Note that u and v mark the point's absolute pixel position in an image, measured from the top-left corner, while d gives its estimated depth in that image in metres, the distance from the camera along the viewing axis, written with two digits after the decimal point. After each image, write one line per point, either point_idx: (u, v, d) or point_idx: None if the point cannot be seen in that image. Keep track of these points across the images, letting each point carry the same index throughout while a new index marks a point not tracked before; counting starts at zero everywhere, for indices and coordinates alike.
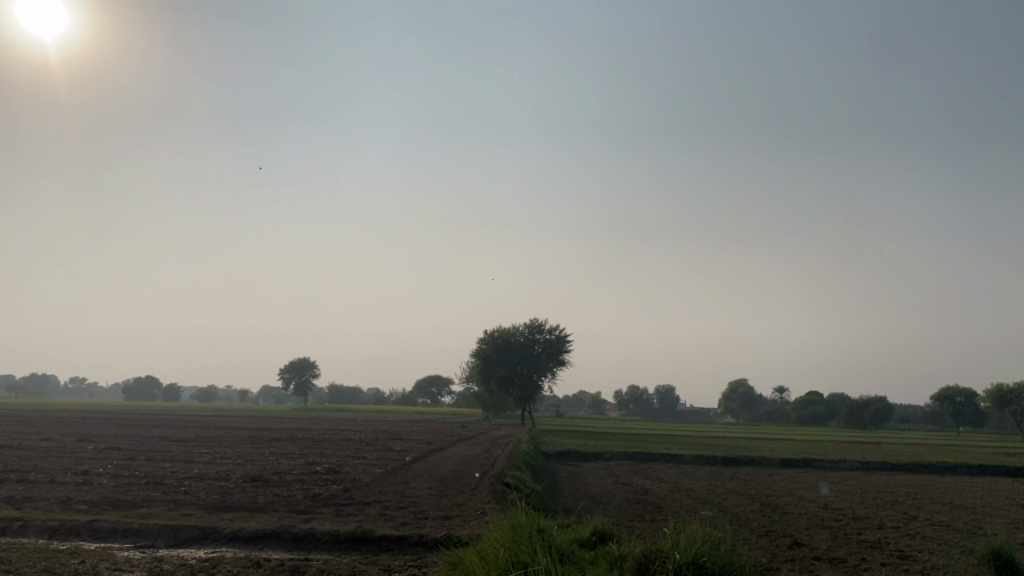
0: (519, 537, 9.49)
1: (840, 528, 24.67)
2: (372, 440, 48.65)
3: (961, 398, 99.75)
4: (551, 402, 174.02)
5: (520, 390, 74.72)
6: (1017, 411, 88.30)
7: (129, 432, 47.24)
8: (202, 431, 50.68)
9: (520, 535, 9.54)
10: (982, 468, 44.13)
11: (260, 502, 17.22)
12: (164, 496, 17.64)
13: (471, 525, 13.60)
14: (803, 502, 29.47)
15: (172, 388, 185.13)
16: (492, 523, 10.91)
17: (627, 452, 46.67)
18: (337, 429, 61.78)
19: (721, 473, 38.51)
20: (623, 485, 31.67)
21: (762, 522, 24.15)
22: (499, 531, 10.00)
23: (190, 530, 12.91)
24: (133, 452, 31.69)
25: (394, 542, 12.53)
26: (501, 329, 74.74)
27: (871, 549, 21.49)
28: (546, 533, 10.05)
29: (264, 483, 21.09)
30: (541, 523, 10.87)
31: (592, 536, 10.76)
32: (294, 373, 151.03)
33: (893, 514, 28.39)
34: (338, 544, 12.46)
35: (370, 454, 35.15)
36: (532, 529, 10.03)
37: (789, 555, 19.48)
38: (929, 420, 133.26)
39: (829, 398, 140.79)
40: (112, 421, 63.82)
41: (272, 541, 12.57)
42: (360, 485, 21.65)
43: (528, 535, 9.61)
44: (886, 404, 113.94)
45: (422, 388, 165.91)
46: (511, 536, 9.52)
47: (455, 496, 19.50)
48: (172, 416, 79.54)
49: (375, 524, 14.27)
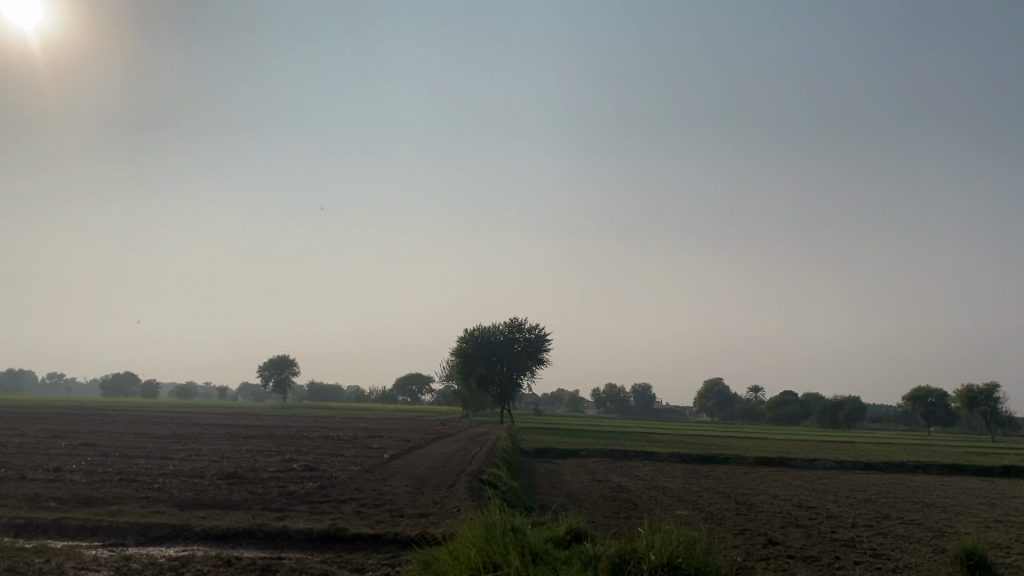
0: (492, 537, 9.43)
1: (815, 527, 24.80)
2: (349, 437, 48.47)
3: (932, 398, 100.68)
4: (530, 400, 174.20)
5: (499, 388, 74.70)
6: (987, 410, 89.42)
7: (101, 428, 46.69)
8: (177, 428, 50.23)
9: (493, 535, 9.49)
10: (953, 468, 44.62)
11: (233, 499, 17.04)
12: (135, 493, 17.40)
13: (446, 523, 13.53)
14: (778, 501, 29.65)
15: (149, 383, 183.44)
16: (467, 522, 10.84)
17: (604, 450, 46.76)
18: (315, 426, 61.45)
19: (697, 471, 38.67)
20: (600, 482, 31.68)
21: (738, 520, 24.26)
22: (472, 531, 9.92)
23: (159, 529, 12.71)
24: (106, 448, 31.29)
25: (367, 541, 12.43)
26: (481, 328, 74.64)
27: (844, 548, 21.63)
28: (520, 532, 9.99)
29: (238, 481, 20.89)
30: (516, 522, 10.82)
31: (568, 535, 10.68)
32: (272, 370, 150.14)
33: (866, 513, 28.63)
34: (311, 543, 12.34)
35: (347, 452, 34.97)
36: (506, 529, 9.97)
37: (763, 554, 19.56)
38: (902, 419, 134.59)
39: (804, 397, 141.87)
40: (87, 417, 63.09)
41: (243, 539, 12.41)
42: (335, 482, 21.51)
43: (500, 535, 9.55)
44: (859, 403, 115.04)
45: (401, 386, 165.53)
46: (484, 536, 9.46)
47: (431, 494, 19.40)
48: (147, 413, 78.77)
49: (349, 522, 14.15)
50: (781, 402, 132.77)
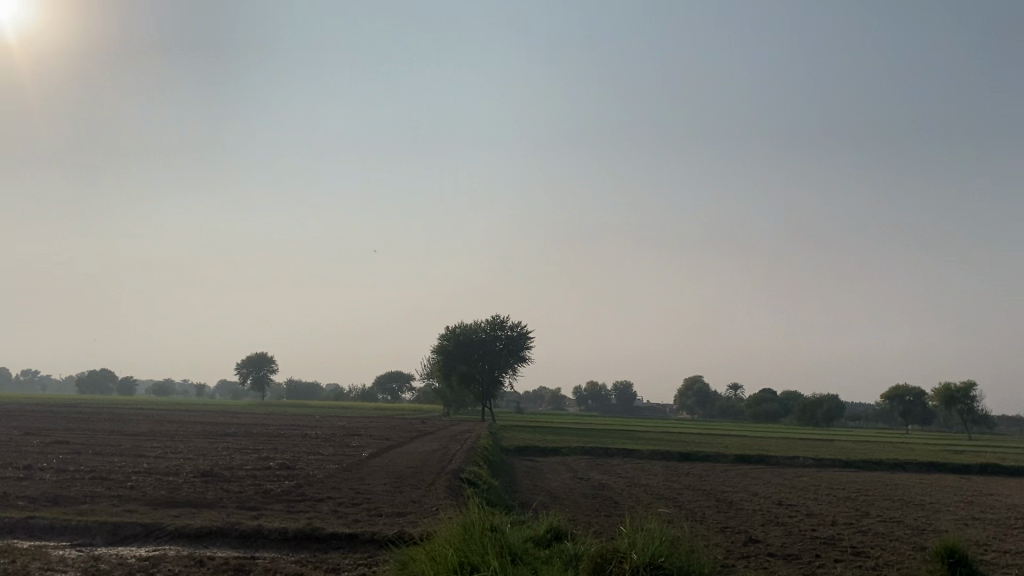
0: (470, 537, 9.19)
1: (795, 525, 24.78)
2: (328, 435, 48.03)
3: (909, 396, 101.41)
4: (511, 398, 174.07)
5: (481, 386, 74.51)
6: (963, 409, 90.20)
7: (75, 425, 46.05)
8: (154, 426, 49.53)
9: (471, 535, 9.25)
10: (931, 466, 44.89)
11: (208, 498, 16.73)
12: (107, 491, 17.04)
13: (424, 523, 13.33)
14: (758, 498, 29.60)
15: (126, 380, 181.60)
16: (445, 522, 10.63)
17: (585, 447, 46.67)
18: (295, 425, 60.90)
19: (677, 469, 38.65)
20: (580, 480, 31.59)
21: (718, 518, 24.18)
22: (449, 531, 9.70)
23: (130, 528, 12.40)
24: (80, 446, 30.78)
25: (344, 540, 12.18)
26: (462, 325, 74.33)
27: (824, 546, 21.61)
28: (498, 531, 9.78)
29: (214, 479, 20.55)
30: (495, 521, 10.60)
31: (549, 534, 10.47)
32: (251, 368, 149.09)
33: (845, 510, 28.65)
34: (287, 542, 12.08)
35: (325, 450, 34.66)
36: (484, 528, 9.76)
37: (744, 552, 19.49)
38: (880, 417, 135.64)
39: (783, 396, 142.71)
40: (62, 415, 62.17)
41: (217, 539, 12.13)
42: (313, 481, 21.23)
43: (477, 535, 9.32)
44: (838, 402, 115.72)
45: (382, 384, 164.91)
46: (461, 536, 9.22)
47: (410, 492, 19.16)
48: (124, 410, 77.82)
49: (325, 521, 13.89)
50: (761, 400, 133.46)
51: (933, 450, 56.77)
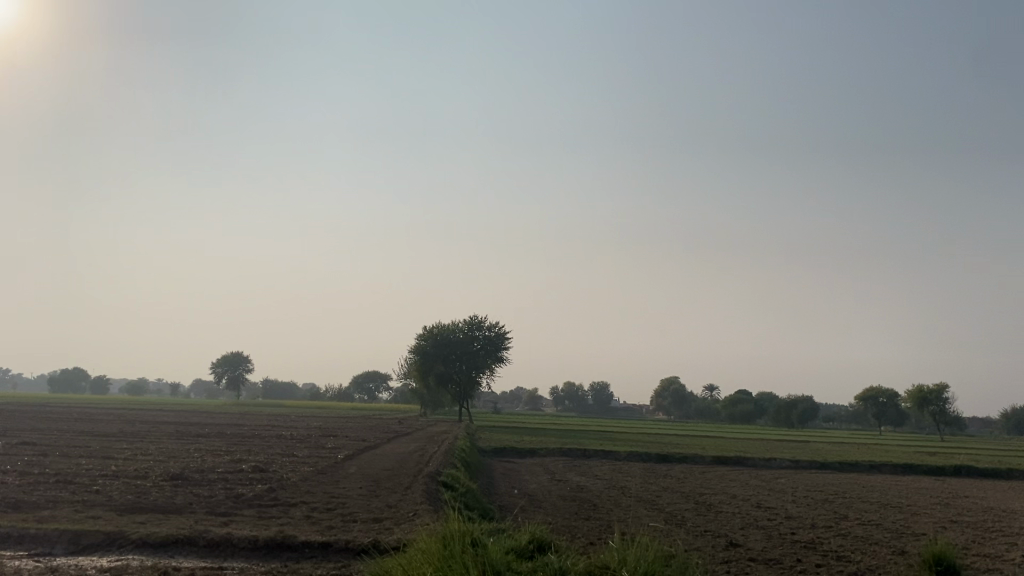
0: (451, 554, 8.76)
1: (774, 527, 24.65)
2: (303, 435, 47.39)
3: (882, 398, 102.12)
4: (489, 399, 173.56)
5: (458, 386, 74.00)
6: (936, 410, 91.01)
7: (43, 426, 45.15)
8: (125, 425, 48.61)
9: (451, 550, 8.82)
10: (906, 467, 45.07)
11: (178, 503, 16.22)
12: (72, 496, 16.49)
13: (401, 530, 12.96)
14: (736, 501, 29.42)
15: (99, 379, 179.16)
16: (422, 532, 10.24)
17: (563, 448, 46.40)
18: (269, 425, 59.99)
19: (655, 470, 38.46)
20: (559, 482, 31.28)
21: (698, 522, 23.99)
22: (428, 541, 9.37)
23: (92, 536, 11.85)
24: (45, 447, 30.00)
25: (317, 549, 11.75)
26: (440, 326, 73.84)
27: (805, 550, 21.41)
28: (478, 545, 9.37)
29: (185, 482, 20.00)
30: (474, 532, 10.21)
31: (532, 545, 10.09)
32: (226, 367, 147.62)
33: (824, 513, 28.52)
34: (257, 551, 11.60)
35: (300, 451, 34.11)
36: (465, 541, 9.39)
37: (725, 557, 19.27)
38: (854, 419, 136.69)
39: (759, 396, 143.43)
40: (31, 413, 60.91)
41: (183, 547, 11.61)
42: (286, 484, 20.73)
43: (459, 549, 8.94)
44: (813, 403, 116.49)
45: (359, 384, 164.00)
46: (440, 555, 8.79)
47: (385, 497, 18.72)
48: (94, 409, 76.37)
49: (298, 528, 13.46)
50: (737, 401, 134.08)
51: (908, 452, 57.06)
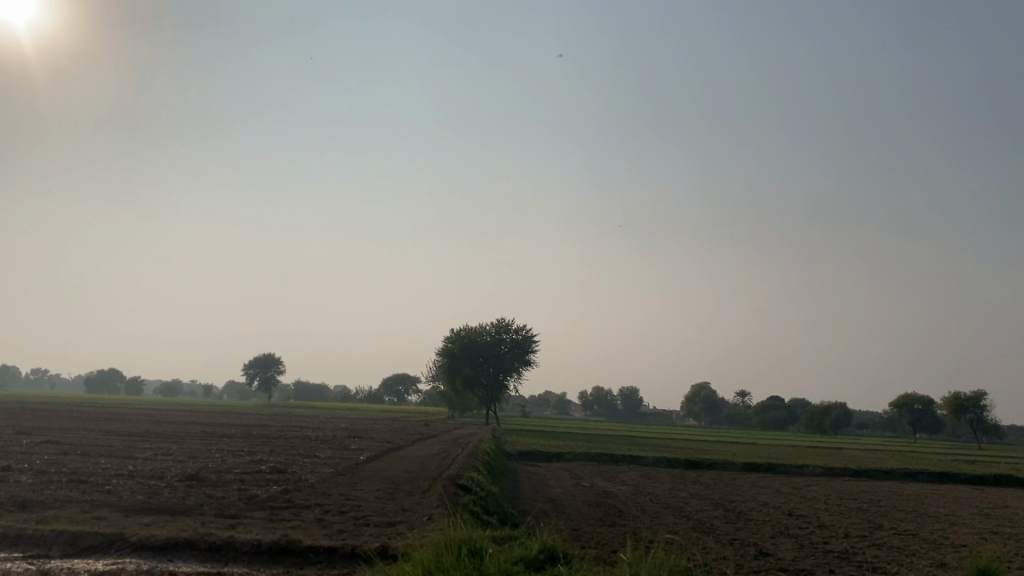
0: (446, 567, 8.28)
1: (806, 536, 23.79)
2: (327, 437, 47.19)
3: (918, 405, 100.30)
4: (517, 403, 173.00)
5: (485, 389, 73.59)
6: (974, 418, 88.68)
7: (69, 425, 45.36)
8: (152, 426, 48.77)
9: (446, 563, 8.37)
10: (944, 476, 43.68)
11: (189, 504, 15.80)
12: (82, 496, 16.17)
13: (412, 536, 12.39)
14: (767, 508, 28.58)
15: (134, 381, 181.60)
16: (422, 542, 9.68)
17: (590, 453, 45.59)
18: (295, 426, 59.94)
19: (683, 477, 37.48)
20: (584, 487, 30.51)
21: (727, 530, 23.24)
22: (427, 551, 8.86)
23: (90, 538, 11.45)
24: (67, 446, 29.89)
25: (322, 555, 11.22)
26: (467, 328, 73.34)
27: (839, 560, 20.56)
28: (477, 559, 8.64)
29: (199, 483, 19.60)
30: (479, 540, 9.64)
31: (543, 555, 9.38)
32: (257, 369, 148.52)
33: (858, 522, 27.54)
34: (259, 557, 11.09)
35: (321, 453, 33.65)
36: (465, 551, 8.82)
37: (754, 567, 18.53)
38: (888, 427, 134.07)
39: (790, 403, 141.30)
40: (62, 413, 61.41)
41: (183, 551, 11.12)
42: (303, 486, 20.27)
43: (459, 566, 8.34)
44: (847, 410, 114.64)
45: (388, 386, 164.35)
46: (437, 567, 8.32)
47: (402, 500, 18.20)
48: (126, 410, 76.99)
49: (307, 532, 12.97)
50: (768, 407, 132.05)
51: (945, 460, 55.46)
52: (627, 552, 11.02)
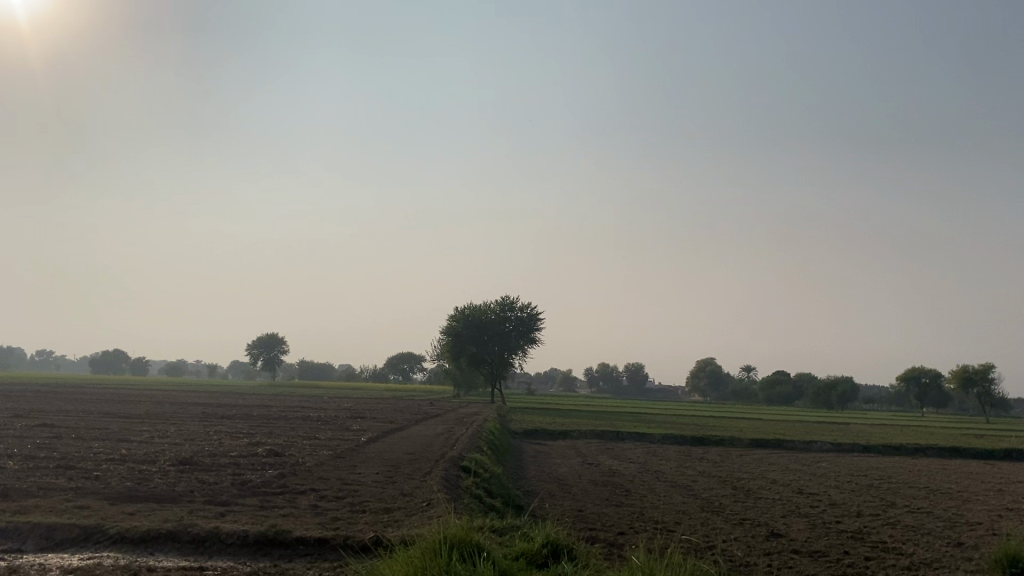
0: (431, 569, 7.39)
1: (817, 516, 23.12)
2: (329, 417, 46.60)
3: (926, 379, 99.60)
4: (523, 380, 173.02)
5: (491, 368, 73.06)
6: (980, 391, 88.11)
7: (69, 407, 44.87)
8: (153, 407, 48.25)
9: (435, 563, 7.51)
10: (954, 450, 43.02)
11: (178, 491, 15.14)
12: (68, 483, 15.56)
13: (409, 524, 11.68)
14: (776, 486, 27.98)
15: (139, 360, 181.71)
16: (411, 540, 8.85)
17: (595, 430, 45.03)
18: (299, 406, 59.43)
19: (689, 453, 36.91)
20: (590, 466, 29.93)
21: (736, 509, 22.62)
22: (413, 550, 7.97)
23: (66, 531, 10.78)
24: (62, 429, 29.32)
25: (312, 546, 10.57)
26: (472, 306, 72.70)
27: (853, 540, 19.92)
28: (468, 564, 7.52)
29: (192, 468, 18.98)
30: (472, 532, 8.83)
31: (545, 549, 8.58)
32: (261, 349, 148.33)
33: (870, 500, 26.89)
34: (246, 548, 10.44)
35: (322, 434, 33.11)
36: (461, 553, 7.83)
37: (766, 549, 17.88)
38: (894, 400, 133.72)
39: (796, 377, 141.22)
40: (63, 394, 61.00)
41: (165, 544, 10.46)
42: (300, 470, 19.65)
43: (451, 572, 7.37)
44: (853, 384, 114.17)
45: (393, 365, 164.45)
46: (422, 567, 7.45)
47: (401, 484, 17.55)
48: (131, 391, 76.66)
49: (298, 521, 12.31)
50: (774, 381, 132.06)
51: (952, 434, 55.05)
52: (639, 556, 10.24)
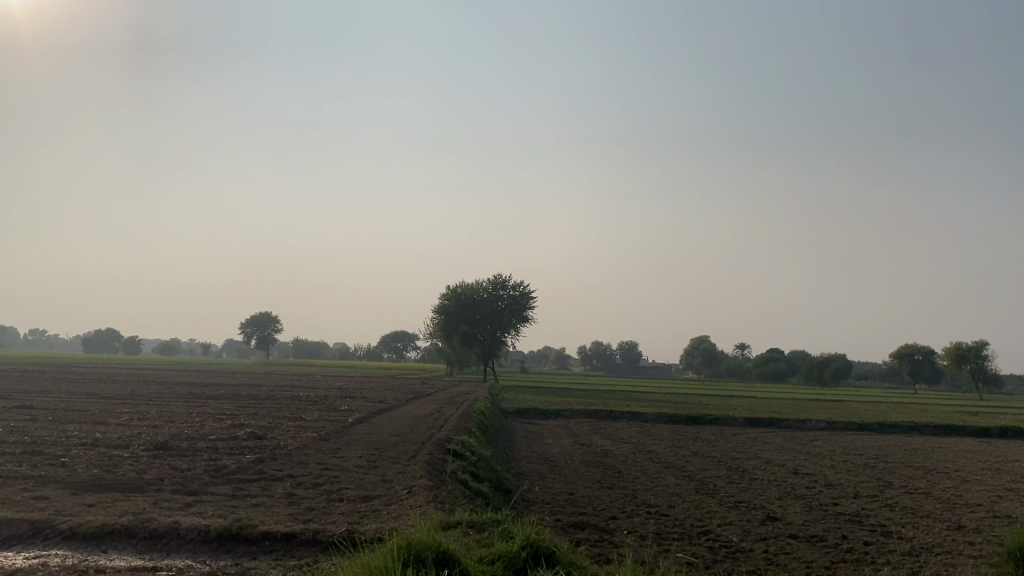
0: None
1: (814, 497, 22.56)
2: (319, 398, 45.76)
3: (919, 355, 99.34)
4: (517, 359, 172.90)
5: (483, 346, 72.28)
6: (974, 368, 87.82)
7: (53, 387, 44.00)
8: (139, 387, 47.41)
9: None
10: (950, 428, 42.55)
11: (147, 479, 14.39)
12: (31, 471, 14.75)
13: (384, 517, 10.88)
14: (771, 466, 27.36)
15: (132, 339, 180.69)
16: (376, 542, 8.05)
17: (588, 409, 44.43)
18: (290, 385, 58.65)
19: (683, 433, 36.27)
20: (581, 446, 29.29)
21: (731, 491, 21.99)
22: (371, 561, 7.13)
23: (12, 527, 10.00)
24: (42, 411, 28.48)
25: (278, 542, 9.83)
26: (463, 285, 71.89)
27: (851, 524, 19.29)
28: None
29: (166, 453, 18.18)
30: (441, 535, 7.99)
31: (525, 552, 7.84)
32: (256, 327, 147.56)
33: (867, 480, 26.27)
34: (206, 545, 9.67)
35: (309, 415, 32.34)
36: (420, 565, 6.96)
37: (762, 534, 17.24)
38: (887, 377, 133.67)
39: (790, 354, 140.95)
40: (50, 374, 60.14)
41: (119, 540, 9.71)
42: (279, 454, 18.88)
43: None
44: (846, 360, 114.01)
45: (387, 343, 163.88)
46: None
47: (384, 469, 16.83)
48: (120, 369, 75.81)
49: (267, 512, 11.54)
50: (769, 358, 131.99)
51: (946, 411, 54.69)
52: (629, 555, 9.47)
